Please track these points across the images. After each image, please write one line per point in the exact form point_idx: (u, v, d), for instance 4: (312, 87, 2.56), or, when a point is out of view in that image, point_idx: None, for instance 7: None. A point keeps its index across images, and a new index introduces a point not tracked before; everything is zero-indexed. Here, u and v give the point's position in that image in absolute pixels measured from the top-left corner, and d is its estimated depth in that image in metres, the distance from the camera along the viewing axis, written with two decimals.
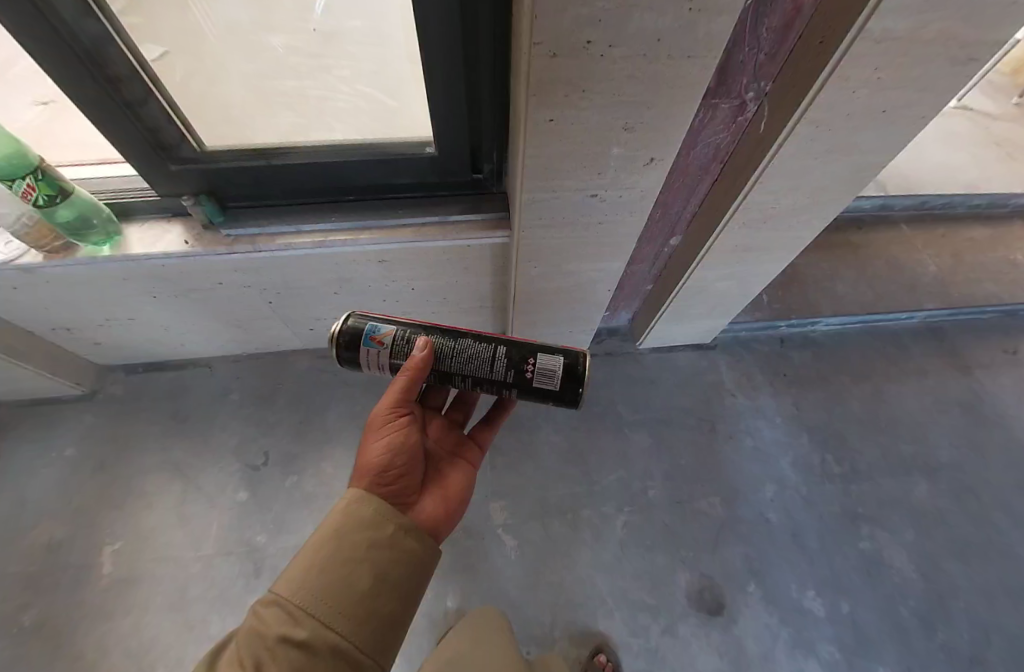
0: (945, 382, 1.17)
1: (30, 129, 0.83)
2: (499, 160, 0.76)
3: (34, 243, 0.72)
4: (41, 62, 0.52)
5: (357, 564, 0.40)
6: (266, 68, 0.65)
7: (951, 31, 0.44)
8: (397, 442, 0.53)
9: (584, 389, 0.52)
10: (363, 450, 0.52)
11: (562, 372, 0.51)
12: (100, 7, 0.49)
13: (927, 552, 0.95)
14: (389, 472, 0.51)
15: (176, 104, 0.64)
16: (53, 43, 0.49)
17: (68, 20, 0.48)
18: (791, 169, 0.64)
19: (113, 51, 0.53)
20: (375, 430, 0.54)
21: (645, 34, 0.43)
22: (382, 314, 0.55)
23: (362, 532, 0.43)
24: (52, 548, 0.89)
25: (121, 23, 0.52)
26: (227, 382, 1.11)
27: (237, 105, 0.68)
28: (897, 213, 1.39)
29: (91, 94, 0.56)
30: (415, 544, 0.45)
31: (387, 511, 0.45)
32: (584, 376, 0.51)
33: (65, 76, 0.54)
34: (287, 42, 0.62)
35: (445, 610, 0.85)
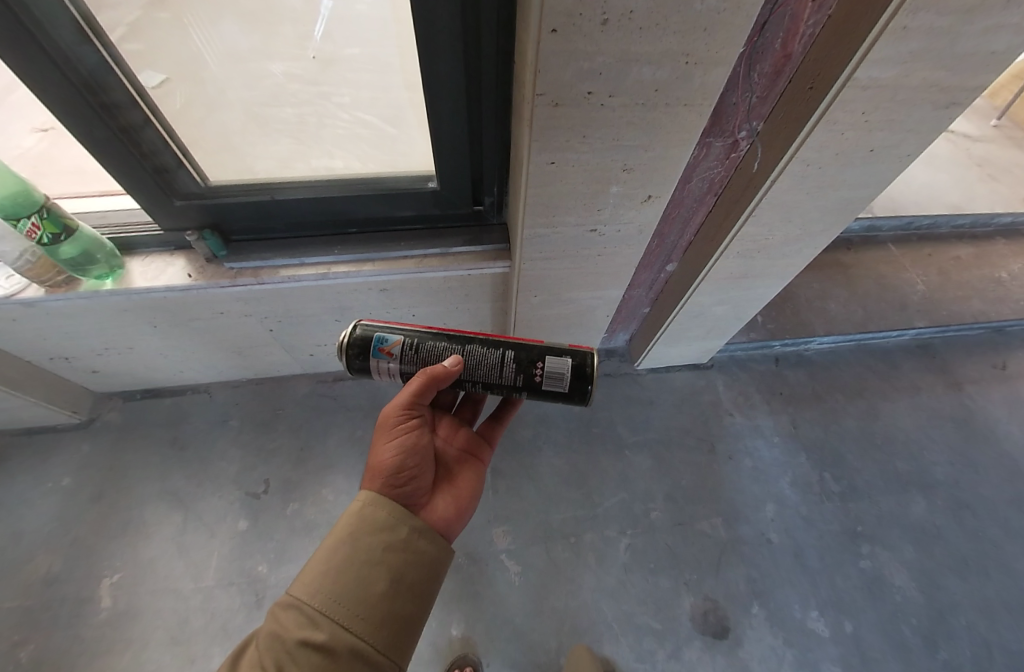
0: (937, 398, 1.20)
1: (31, 162, 0.83)
2: (499, 194, 0.78)
3: (34, 278, 0.71)
4: (39, 94, 0.53)
5: (374, 565, 0.44)
6: (265, 95, 0.65)
7: (931, 78, 0.47)
8: (409, 444, 0.55)
9: (592, 389, 0.54)
10: (376, 451, 0.54)
11: (570, 374, 0.53)
12: (95, 32, 0.50)
13: (927, 569, 0.96)
14: (402, 474, 0.53)
15: (174, 132, 0.65)
16: (48, 71, 0.51)
17: (65, 46, 0.49)
18: (783, 203, 0.66)
19: (109, 78, 0.54)
20: (387, 431, 0.55)
21: (643, 85, 0.45)
22: (388, 322, 0.56)
23: (377, 535, 0.46)
24: (47, 583, 0.88)
25: (118, 50, 0.53)
26: (226, 409, 1.11)
27: (236, 131, 0.69)
28: (884, 233, 1.44)
29: (88, 122, 0.57)
30: (427, 545, 0.48)
31: (400, 513, 0.49)
32: (592, 377, 0.53)
33: (63, 106, 0.55)
34: (288, 69, 0.63)
35: (449, 638, 0.84)
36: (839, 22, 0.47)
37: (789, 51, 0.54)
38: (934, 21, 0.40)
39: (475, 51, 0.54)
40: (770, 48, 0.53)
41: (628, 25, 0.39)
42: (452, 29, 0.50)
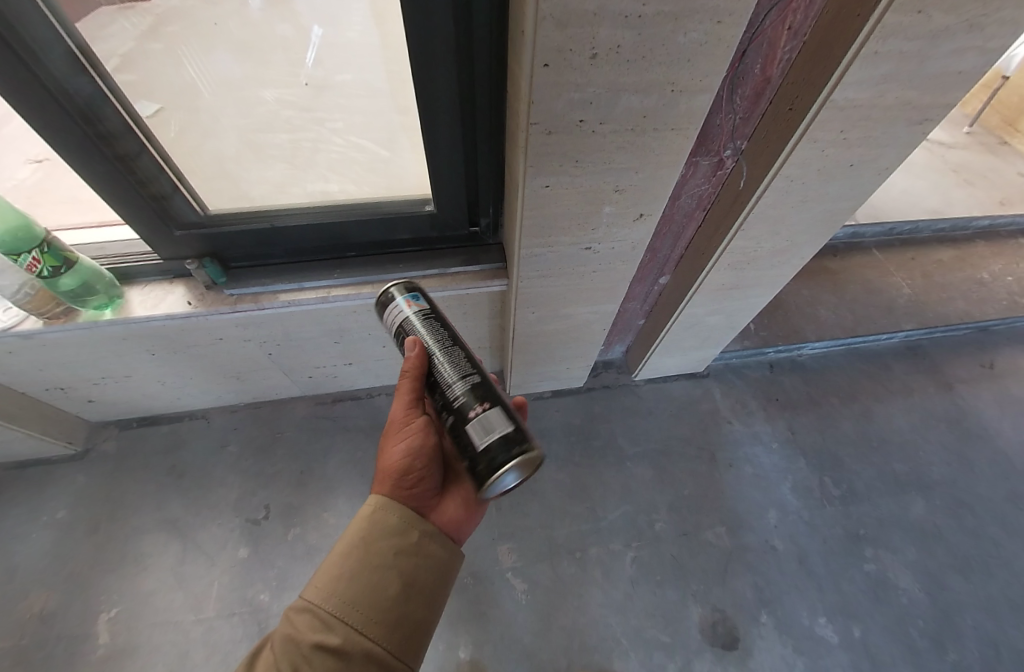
0: (929, 399, 1.22)
1: (27, 194, 0.84)
2: (495, 214, 0.79)
3: (34, 310, 0.71)
4: (36, 126, 0.54)
5: (386, 571, 0.43)
6: (258, 122, 0.69)
7: (904, 97, 0.50)
8: (418, 445, 0.51)
9: (499, 474, 0.42)
10: (386, 452, 0.51)
11: (495, 439, 0.43)
12: (92, 64, 0.52)
13: (930, 570, 0.96)
14: (410, 475, 0.50)
15: (170, 158, 0.65)
16: (45, 102, 0.51)
17: (63, 80, 0.50)
18: (769, 216, 0.68)
19: (106, 108, 0.55)
20: (395, 431, 0.52)
21: (632, 113, 0.47)
22: (426, 290, 0.57)
23: (389, 540, 0.45)
24: (41, 621, 0.85)
25: (114, 81, 0.55)
26: (225, 434, 1.10)
27: (231, 159, 0.71)
28: (868, 239, 1.48)
29: (87, 153, 0.58)
30: (438, 549, 0.47)
31: (411, 517, 0.47)
32: (509, 462, 0.42)
33: (60, 138, 0.56)
34: (281, 95, 0.67)
35: (458, 661, 0.83)
36: (814, 46, 0.50)
37: (768, 75, 0.56)
38: (902, 46, 0.43)
39: (469, 81, 0.56)
40: (750, 73, 0.56)
41: (616, 59, 0.41)
42: (448, 58, 0.52)
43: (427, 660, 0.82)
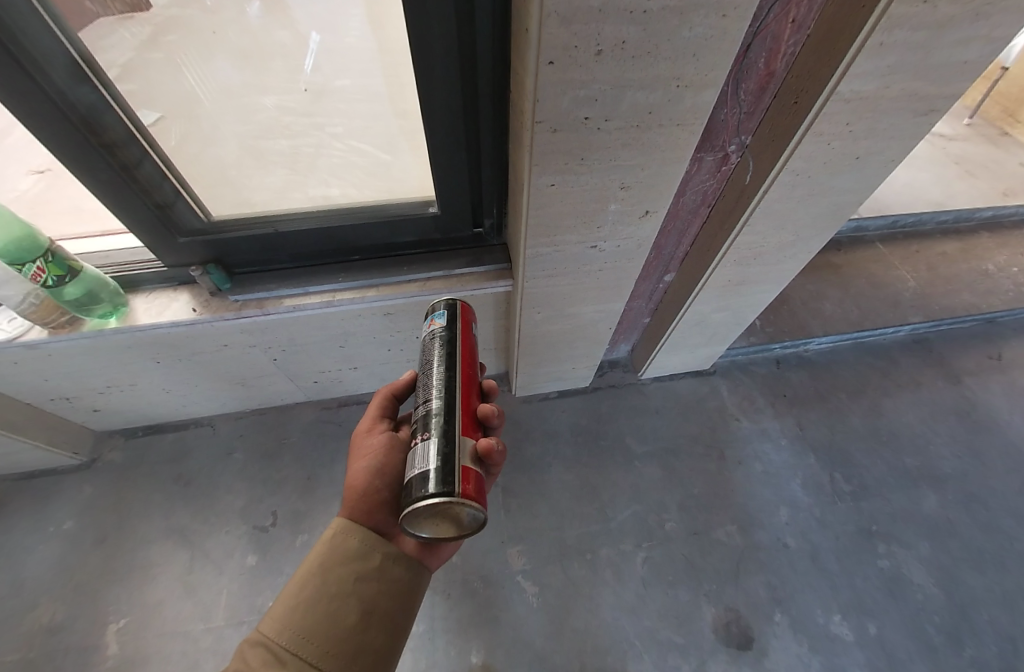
0: (938, 392, 1.21)
1: (28, 202, 0.83)
2: (499, 214, 0.79)
3: (39, 320, 0.71)
4: (37, 135, 0.54)
5: (345, 599, 0.43)
6: (258, 128, 0.68)
7: (910, 89, 0.49)
8: (377, 464, 0.52)
9: (404, 511, 0.39)
10: (348, 474, 0.52)
11: (415, 474, 0.40)
12: (94, 72, 0.52)
13: (944, 565, 0.95)
14: (370, 496, 0.50)
15: (172, 164, 0.65)
16: (46, 111, 0.51)
17: (63, 88, 0.50)
18: (774, 211, 0.67)
19: (107, 115, 0.55)
20: (357, 453, 0.54)
21: (637, 109, 0.47)
22: (461, 305, 0.54)
23: (349, 566, 0.45)
24: (50, 633, 0.85)
25: (117, 88, 0.55)
26: (231, 441, 1.09)
27: (232, 166, 0.71)
28: (871, 233, 1.47)
29: (90, 161, 0.58)
30: (401, 572, 0.47)
31: (373, 540, 0.47)
32: (413, 505, 0.39)
33: (61, 146, 0.55)
34: (280, 102, 0.66)
35: (470, 666, 0.82)
36: (818, 40, 0.50)
37: (773, 69, 0.56)
38: (910, 36, 0.42)
39: (472, 82, 0.56)
40: (756, 67, 0.55)
41: (621, 55, 0.41)
42: (452, 60, 0.52)
43: (439, 666, 0.81)
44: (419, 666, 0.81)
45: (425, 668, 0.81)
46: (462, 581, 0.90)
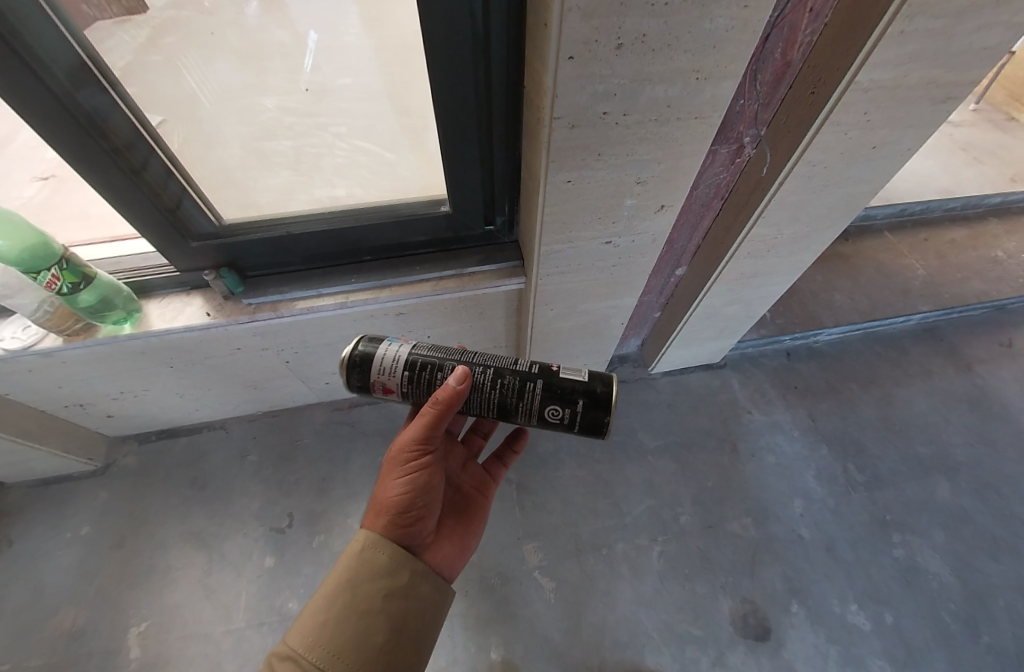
0: (949, 380, 1.21)
1: (37, 209, 0.83)
2: (511, 211, 0.78)
3: (54, 327, 0.71)
4: (47, 138, 0.53)
5: (375, 616, 0.43)
6: (260, 129, 0.69)
7: (930, 76, 0.49)
8: (420, 483, 0.51)
9: (612, 386, 0.49)
10: (383, 485, 0.51)
11: (591, 369, 0.51)
12: (100, 71, 0.51)
13: (959, 553, 0.95)
14: (408, 514, 0.50)
15: (179, 164, 0.64)
16: (55, 113, 0.51)
17: (69, 90, 0.49)
18: (790, 203, 0.67)
19: (114, 116, 0.54)
20: (397, 466, 0.51)
21: (656, 103, 0.46)
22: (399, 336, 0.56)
23: (378, 582, 0.45)
24: (72, 638, 0.85)
25: (124, 88, 0.54)
26: (244, 444, 1.10)
27: (236, 167, 0.71)
28: (879, 222, 1.47)
29: (98, 165, 0.57)
30: (428, 590, 0.48)
31: (402, 558, 0.47)
32: (613, 379, 0.50)
33: (70, 149, 0.55)
34: (280, 102, 0.66)
35: (490, 662, 0.82)
36: (836, 30, 0.49)
37: (789, 58, 0.55)
38: (930, 23, 0.42)
39: (485, 80, 0.55)
40: (773, 57, 0.55)
41: (641, 48, 0.40)
42: (464, 57, 0.51)
43: (460, 663, 0.82)
44: (439, 663, 0.82)
45: (446, 665, 0.82)
46: (480, 578, 0.91)
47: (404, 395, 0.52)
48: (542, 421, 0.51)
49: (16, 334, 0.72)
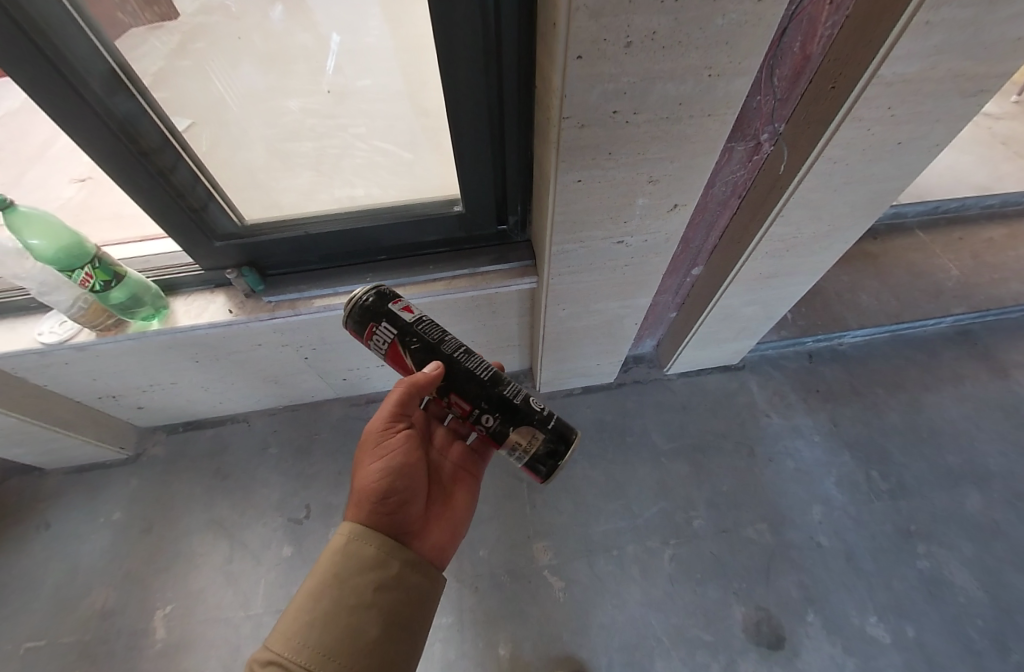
0: (983, 386, 1.15)
1: (77, 210, 0.88)
2: (524, 211, 0.79)
3: (88, 323, 0.74)
4: (81, 143, 0.56)
5: (365, 610, 0.44)
6: (284, 131, 0.69)
7: (959, 69, 0.46)
8: (394, 466, 0.55)
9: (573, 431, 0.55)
10: (361, 473, 0.54)
11: None
12: (130, 79, 0.54)
13: (989, 568, 0.91)
14: (388, 498, 0.53)
15: (204, 167, 0.67)
16: (90, 121, 0.53)
17: (102, 98, 0.52)
18: (810, 201, 0.65)
19: (143, 121, 0.57)
20: (371, 451, 0.56)
21: (667, 100, 0.46)
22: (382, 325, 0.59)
23: (368, 575, 0.46)
24: (104, 617, 0.90)
25: (152, 95, 0.57)
26: (265, 437, 1.13)
27: (260, 169, 0.73)
28: (910, 220, 1.41)
29: (129, 169, 0.60)
30: (419, 579, 0.50)
31: (389, 549, 0.49)
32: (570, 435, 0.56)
33: (103, 154, 0.58)
34: (304, 105, 0.66)
35: (498, 658, 0.83)
36: (858, 22, 0.47)
37: (808, 53, 0.53)
38: (958, 13, 0.40)
39: (497, 80, 0.55)
40: (790, 52, 0.53)
41: (651, 46, 0.40)
42: (475, 58, 0.52)
43: (468, 658, 0.83)
44: (448, 656, 0.83)
45: (455, 658, 0.83)
46: (490, 575, 0.92)
47: (420, 318, 0.53)
48: (526, 404, 0.52)
49: (53, 328, 0.75)
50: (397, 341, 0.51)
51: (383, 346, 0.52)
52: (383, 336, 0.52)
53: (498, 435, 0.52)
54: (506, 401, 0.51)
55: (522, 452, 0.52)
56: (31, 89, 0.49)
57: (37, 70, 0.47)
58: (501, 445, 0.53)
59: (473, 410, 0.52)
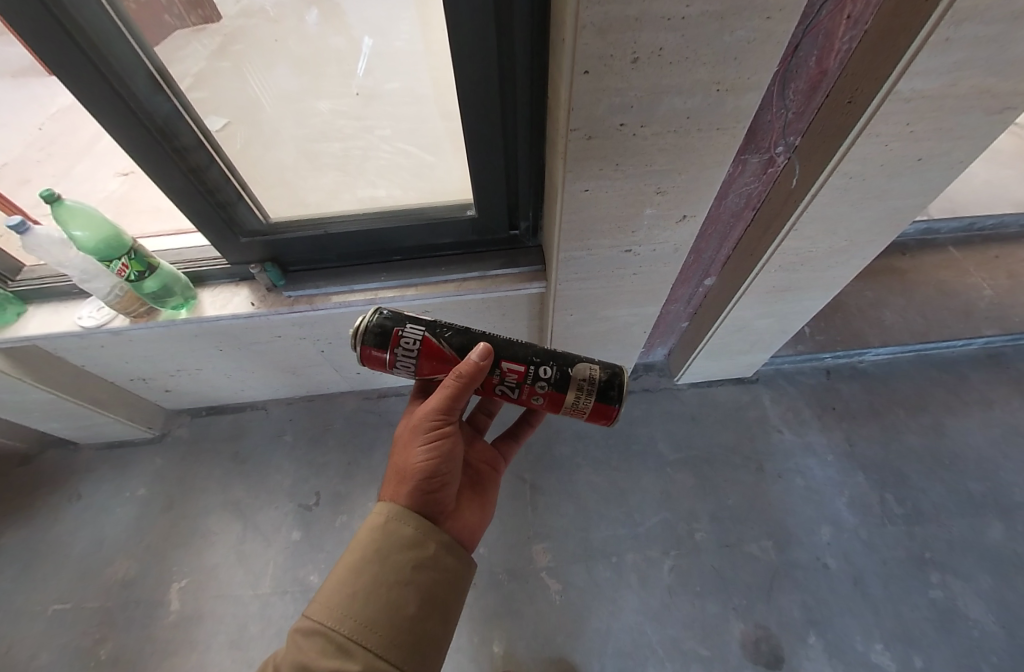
0: (1014, 413, 1.09)
1: (119, 203, 0.94)
2: (535, 217, 0.80)
3: (122, 309, 0.78)
4: (122, 142, 0.60)
5: (404, 587, 0.46)
6: (314, 132, 0.75)
7: (984, 86, 0.45)
8: (444, 451, 0.53)
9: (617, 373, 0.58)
10: (406, 453, 0.52)
11: None
12: (167, 83, 0.57)
13: (1009, 603, 0.87)
14: (433, 480, 0.52)
15: (235, 168, 0.71)
16: (132, 123, 0.58)
17: (144, 101, 0.56)
18: (825, 216, 0.64)
19: (180, 123, 0.61)
20: (420, 434, 0.53)
21: (675, 114, 0.46)
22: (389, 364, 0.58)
23: (406, 554, 0.47)
24: (125, 586, 0.96)
25: (187, 99, 0.61)
26: (281, 425, 1.18)
27: (290, 167, 0.78)
28: (943, 236, 1.36)
29: (165, 167, 0.64)
30: (453, 562, 0.51)
31: (426, 530, 0.50)
32: None
33: (143, 153, 0.62)
34: (333, 106, 0.72)
35: (492, 654, 0.85)
36: (876, 37, 0.46)
37: (825, 67, 0.53)
38: (980, 30, 0.39)
39: (511, 89, 0.57)
40: (806, 66, 0.53)
41: (658, 62, 0.40)
42: (490, 70, 0.53)
43: (463, 652, 0.85)
44: None
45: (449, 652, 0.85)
46: (489, 573, 0.93)
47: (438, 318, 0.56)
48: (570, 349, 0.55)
49: (91, 313, 0.81)
50: (428, 335, 0.52)
51: (414, 346, 0.52)
52: (411, 336, 0.52)
53: (560, 385, 0.53)
54: (553, 351, 0.54)
55: (587, 392, 0.53)
56: (72, 84, 0.52)
57: (78, 69, 0.50)
58: (565, 393, 0.53)
59: (528, 368, 0.53)
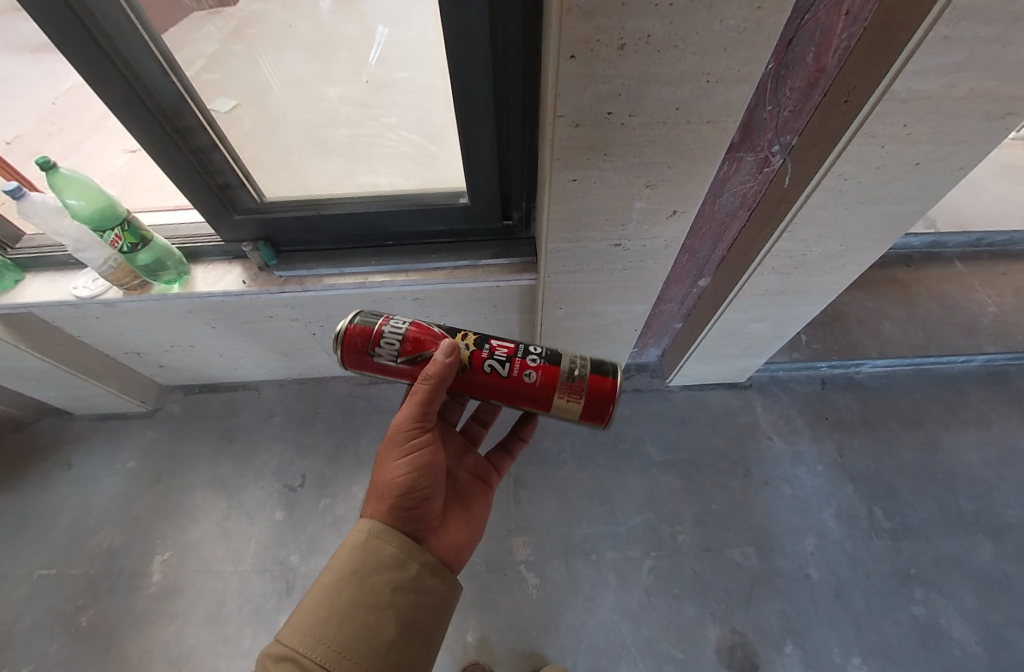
0: (1012, 433, 1.07)
1: (121, 177, 0.95)
2: (528, 208, 0.79)
3: (115, 282, 0.79)
4: (125, 124, 0.61)
5: (384, 611, 0.45)
6: (321, 117, 0.79)
7: (986, 89, 0.44)
8: (420, 464, 0.53)
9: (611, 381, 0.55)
10: (384, 468, 0.53)
11: None
12: (173, 68, 0.57)
13: (993, 624, 0.85)
14: (414, 494, 0.52)
15: (236, 154, 0.72)
16: (135, 106, 0.58)
17: (149, 85, 0.57)
18: (818, 219, 0.63)
19: (184, 108, 0.61)
20: (397, 447, 0.54)
21: (663, 105, 0.46)
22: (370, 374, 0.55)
23: (387, 575, 0.47)
24: (109, 556, 0.97)
25: (191, 84, 0.61)
26: (272, 406, 1.19)
27: (294, 152, 0.81)
28: (950, 250, 1.33)
29: (166, 148, 0.64)
30: (437, 584, 0.50)
31: (410, 549, 0.49)
32: None
33: (144, 135, 0.62)
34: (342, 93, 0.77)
35: (465, 644, 0.85)
36: (874, 33, 0.45)
37: (823, 65, 0.52)
38: (981, 29, 0.38)
39: (504, 76, 0.56)
40: (802, 64, 0.52)
41: (645, 49, 0.40)
42: (485, 57, 0.53)
43: None
44: None
45: None
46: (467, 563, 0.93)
47: None
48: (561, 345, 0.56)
49: (87, 284, 0.82)
50: (416, 320, 0.53)
51: (401, 330, 0.52)
52: (399, 323, 0.53)
53: (553, 358, 0.51)
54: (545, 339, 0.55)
55: (581, 370, 0.50)
56: (82, 69, 0.53)
57: (88, 56, 0.51)
58: (558, 368, 0.50)
59: (519, 344, 0.52)
